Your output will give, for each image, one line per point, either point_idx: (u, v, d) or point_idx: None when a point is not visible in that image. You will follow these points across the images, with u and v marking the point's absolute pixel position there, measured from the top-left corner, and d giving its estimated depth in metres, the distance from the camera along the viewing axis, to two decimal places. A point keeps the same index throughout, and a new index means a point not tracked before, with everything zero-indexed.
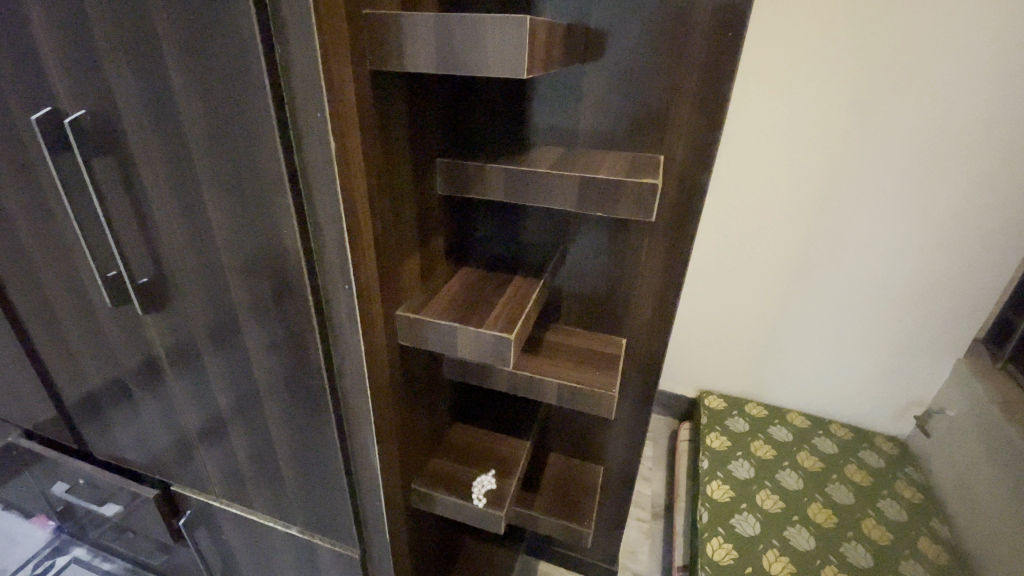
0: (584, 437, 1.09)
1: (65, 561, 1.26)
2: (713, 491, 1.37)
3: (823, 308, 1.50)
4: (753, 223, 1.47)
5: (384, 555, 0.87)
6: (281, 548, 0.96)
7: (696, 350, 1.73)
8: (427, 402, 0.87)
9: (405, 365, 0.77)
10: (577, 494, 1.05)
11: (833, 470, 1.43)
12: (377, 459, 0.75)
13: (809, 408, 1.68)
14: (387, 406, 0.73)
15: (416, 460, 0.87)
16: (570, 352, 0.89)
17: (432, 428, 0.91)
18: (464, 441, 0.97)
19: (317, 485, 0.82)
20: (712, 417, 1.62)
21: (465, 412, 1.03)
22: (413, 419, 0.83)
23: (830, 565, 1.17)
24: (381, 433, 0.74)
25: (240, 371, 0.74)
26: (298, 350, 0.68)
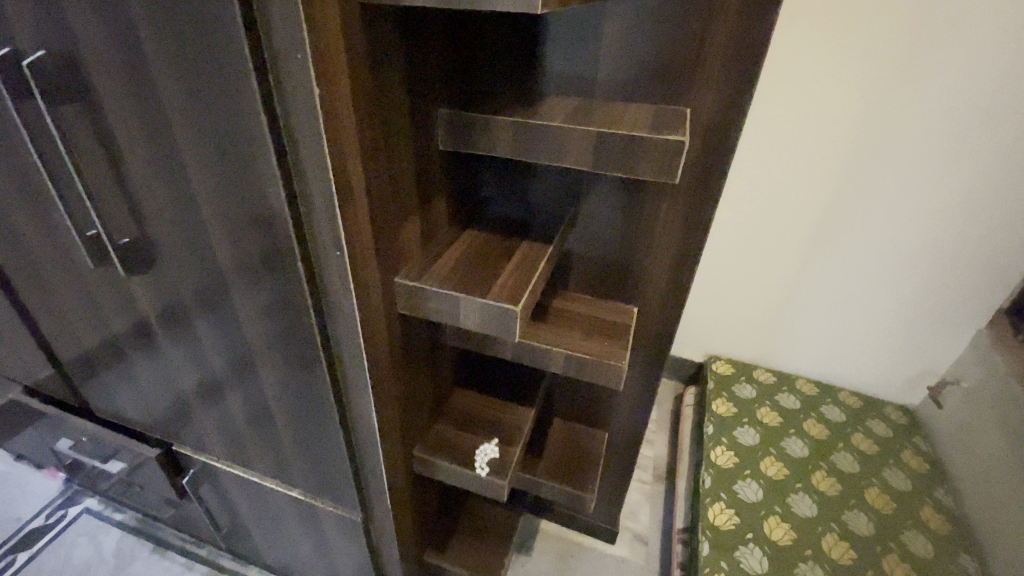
0: (588, 403, 1.06)
1: (76, 511, 1.29)
2: (717, 456, 1.35)
3: (839, 279, 1.45)
4: (771, 192, 1.39)
5: (386, 518, 0.86)
6: (284, 508, 0.96)
7: (708, 314, 1.69)
8: (428, 369, 0.84)
9: (405, 332, 0.73)
10: (580, 460, 1.04)
11: (840, 439, 1.41)
12: (377, 426, 0.73)
13: (820, 375, 1.65)
14: (385, 375, 0.70)
15: (417, 427, 0.85)
16: (578, 320, 0.85)
17: (433, 395, 0.89)
18: (465, 407, 0.95)
19: (317, 451, 0.80)
20: (719, 382, 1.60)
21: (468, 376, 0.99)
22: (413, 387, 0.80)
23: (831, 533, 1.17)
24: (380, 401, 0.71)
25: (234, 336, 0.71)
26: (292, 315, 0.64)
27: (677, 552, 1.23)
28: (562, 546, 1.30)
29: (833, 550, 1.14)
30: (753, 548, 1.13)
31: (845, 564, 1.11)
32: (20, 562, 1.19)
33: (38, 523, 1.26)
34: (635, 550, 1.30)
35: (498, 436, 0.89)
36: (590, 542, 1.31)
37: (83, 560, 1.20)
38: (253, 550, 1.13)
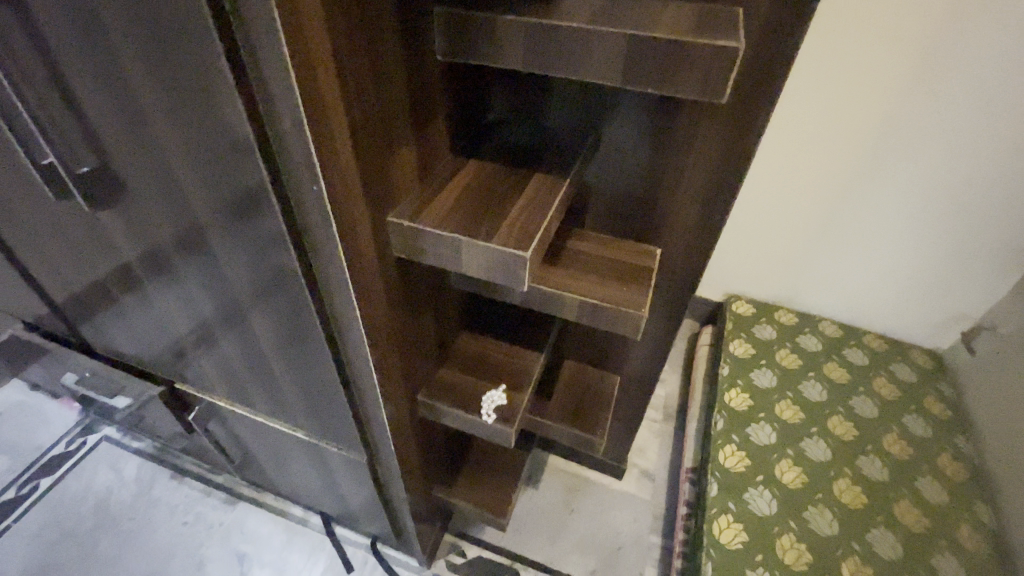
0: (603, 346, 1.00)
1: (95, 439, 1.33)
2: (731, 398, 1.32)
3: (879, 219, 1.33)
4: (814, 121, 1.24)
5: (391, 460, 0.85)
6: (290, 445, 0.95)
7: (735, 253, 1.58)
8: (431, 313, 0.78)
9: (403, 275, 0.66)
10: (592, 404, 1.00)
11: (860, 384, 1.37)
12: (374, 374, 0.69)
13: (847, 318, 1.57)
14: (381, 322, 0.64)
15: (420, 372, 0.81)
16: (594, 262, 0.77)
17: (438, 339, 0.83)
18: (472, 350, 0.90)
19: (316, 395, 0.77)
20: (737, 323, 1.53)
21: (476, 318, 0.93)
22: (415, 333, 0.74)
23: (843, 477, 1.15)
24: (377, 349, 0.66)
25: (216, 278, 0.65)
26: (275, 256, 0.57)
27: (684, 490, 1.23)
28: (569, 480, 1.32)
29: (844, 494, 1.12)
30: (763, 491, 1.12)
31: (856, 508, 1.10)
32: (45, 486, 1.24)
33: (60, 450, 1.30)
34: (642, 486, 1.31)
35: (505, 382, 0.85)
36: (597, 478, 1.32)
37: (105, 485, 1.25)
38: (266, 480, 1.16)
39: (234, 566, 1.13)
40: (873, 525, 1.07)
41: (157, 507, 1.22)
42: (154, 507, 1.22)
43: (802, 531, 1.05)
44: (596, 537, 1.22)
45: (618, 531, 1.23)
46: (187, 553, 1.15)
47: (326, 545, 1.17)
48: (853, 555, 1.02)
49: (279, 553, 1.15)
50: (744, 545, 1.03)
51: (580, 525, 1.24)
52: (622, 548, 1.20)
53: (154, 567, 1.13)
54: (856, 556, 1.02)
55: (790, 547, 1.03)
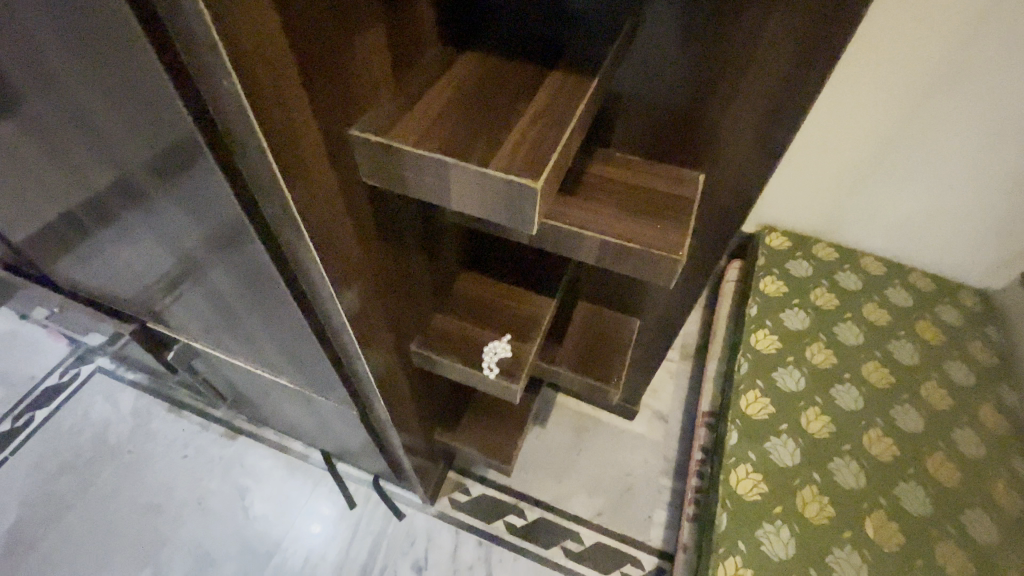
0: (623, 288, 0.87)
1: (89, 370, 1.30)
2: (758, 340, 1.21)
3: (938, 148, 1.18)
4: (915, 12, 1.01)
5: (382, 412, 0.77)
6: (277, 389, 0.88)
7: (789, 181, 1.37)
8: (420, 252, 0.65)
9: (378, 206, 0.53)
10: (608, 353, 0.88)
11: (901, 326, 1.25)
12: (348, 326, 0.58)
13: (903, 255, 1.41)
14: (349, 265, 0.52)
15: (413, 320, 0.70)
16: (621, 191, 0.63)
17: (432, 282, 0.71)
18: (471, 293, 0.78)
19: (291, 347, 0.67)
20: (770, 257, 1.39)
21: (476, 255, 0.80)
22: (399, 276, 0.62)
23: (874, 428, 1.07)
24: (349, 298, 0.55)
25: (140, 216, 0.52)
26: (195, 190, 0.43)
27: (699, 435, 1.17)
28: (578, 420, 1.26)
29: (873, 446, 1.05)
30: (787, 441, 1.05)
31: (885, 461, 1.03)
32: (41, 418, 1.23)
33: (54, 381, 1.27)
34: (654, 428, 1.25)
35: (508, 330, 0.74)
36: (607, 418, 1.26)
37: (102, 418, 1.23)
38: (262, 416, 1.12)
39: (235, 499, 1.12)
40: (901, 479, 1.00)
41: (155, 440, 1.21)
42: (153, 440, 1.21)
43: (825, 484, 0.99)
44: (605, 478, 1.18)
45: (628, 472, 1.19)
46: (188, 486, 1.14)
47: (327, 480, 1.15)
48: (878, 509, 0.96)
49: (280, 488, 1.14)
50: (763, 496, 0.97)
51: (588, 466, 1.19)
52: (632, 488, 1.16)
53: (156, 500, 1.13)
54: (881, 510, 0.96)
55: (811, 500, 0.97)
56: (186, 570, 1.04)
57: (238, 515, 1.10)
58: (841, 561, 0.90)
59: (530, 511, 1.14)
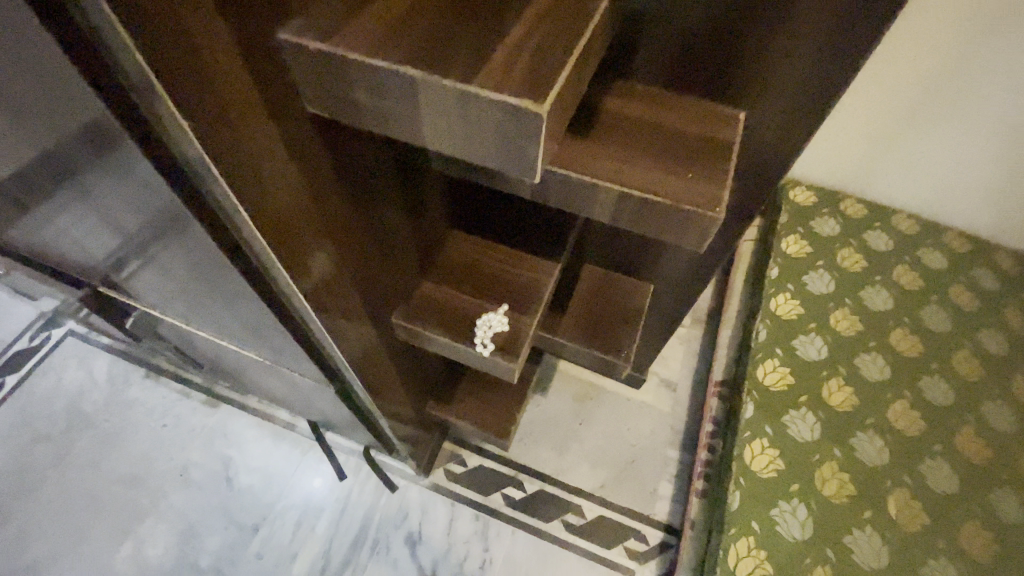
0: (637, 249, 0.75)
1: (60, 334, 1.21)
2: (778, 305, 1.12)
3: (1006, 98, 1.06)
4: None
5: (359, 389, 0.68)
6: (250, 361, 0.80)
7: (845, 133, 1.23)
8: (396, 207, 0.54)
9: (333, 149, 0.41)
10: (619, 323, 0.78)
11: (933, 290, 1.15)
12: (302, 298, 0.47)
13: (967, 218, 1.28)
14: (294, 224, 0.41)
15: (390, 287, 0.60)
16: (644, 133, 0.51)
17: (413, 243, 0.60)
18: (462, 256, 0.67)
19: (248, 320, 0.57)
20: (793, 215, 1.27)
21: (464, 209, 0.69)
22: (369, 237, 0.51)
23: (900, 400, 0.99)
24: (298, 264, 0.44)
25: (20, 162, 0.40)
26: (63, 121, 0.31)
27: (710, 406, 1.10)
28: (582, 389, 1.18)
29: (899, 420, 0.97)
30: (806, 414, 0.97)
31: (911, 436, 0.95)
32: (12, 384, 1.16)
33: (23, 345, 1.19)
34: (661, 397, 1.18)
35: (501, 299, 0.64)
36: (612, 387, 1.19)
37: (76, 384, 1.16)
38: (243, 385, 1.04)
39: (219, 471, 1.07)
40: (928, 454, 0.93)
41: (133, 408, 1.14)
42: (131, 409, 1.14)
43: (846, 460, 0.92)
44: (609, 450, 1.12)
45: (633, 443, 1.12)
46: (168, 457, 1.08)
47: (315, 451, 1.08)
48: (902, 487, 0.90)
49: (265, 459, 1.08)
50: (778, 472, 0.91)
51: (591, 437, 1.13)
52: (637, 460, 1.10)
53: (136, 471, 1.07)
54: (905, 488, 0.90)
55: (831, 477, 0.90)
56: (170, 543, 1.00)
57: (222, 487, 1.05)
58: (859, 542, 0.84)
59: (529, 484, 1.09)
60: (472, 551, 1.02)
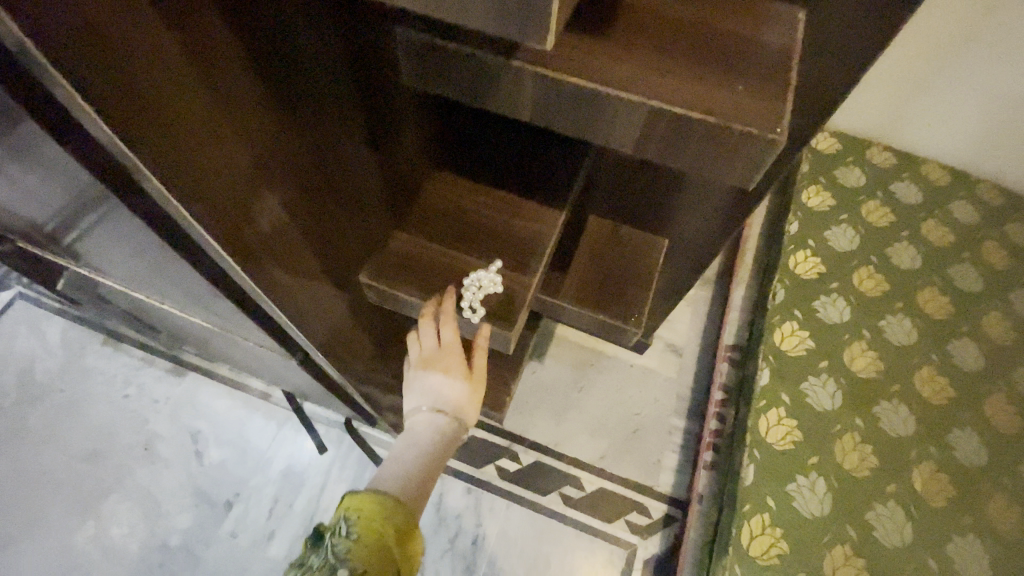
0: (652, 197, 0.65)
1: (7, 296, 1.09)
2: (797, 263, 1.03)
3: None
4: None
5: (317, 355, 0.59)
6: (203, 327, 0.69)
7: (905, 69, 1.08)
8: (341, 127, 0.42)
9: (236, 28, 0.30)
10: (630, 282, 0.66)
11: (966, 247, 1.05)
12: (210, 239, 0.37)
13: None
14: (179, 133, 0.30)
15: (344, 227, 0.50)
16: (678, 34, 0.39)
17: (365, 175, 0.49)
18: (442, 198, 0.56)
19: (178, 276, 0.47)
20: (816, 163, 1.15)
21: (445, 143, 0.57)
22: (302, 162, 0.40)
23: (928, 366, 0.91)
24: (195, 191, 0.33)
25: None
26: None
27: (721, 372, 1.03)
28: (582, 354, 1.10)
29: (926, 388, 0.89)
30: (827, 382, 0.89)
31: (938, 405, 0.88)
32: None
33: None
34: (666, 362, 1.10)
35: (488, 255, 0.53)
36: (614, 352, 1.10)
37: (28, 351, 1.06)
38: (207, 352, 0.93)
39: (187, 445, 0.98)
40: (956, 425, 0.86)
41: (91, 377, 1.04)
42: (89, 378, 1.04)
43: (869, 431, 0.85)
44: (610, 419, 1.04)
45: (637, 411, 1.05)
46: (131, 429, 1.00)
47: (291, 422, 1.00)
48: (928, 460, 0.83)
49: (237, 431, 0.99)
50: (796, 445, 0.84)
51: (592, 405, 1.05)
52: (640, 430, 1.03)
53: (97, 444, 0.98)
54: (931, 461, 0.83)
55: (852, 450, 0.83)
56: (136, 522, 0.92)
57: (192, 462, 0.97)
58: (882, 519, 0.78)
59: (524, 456, 1.02)
60: (464, 526, 0.96)
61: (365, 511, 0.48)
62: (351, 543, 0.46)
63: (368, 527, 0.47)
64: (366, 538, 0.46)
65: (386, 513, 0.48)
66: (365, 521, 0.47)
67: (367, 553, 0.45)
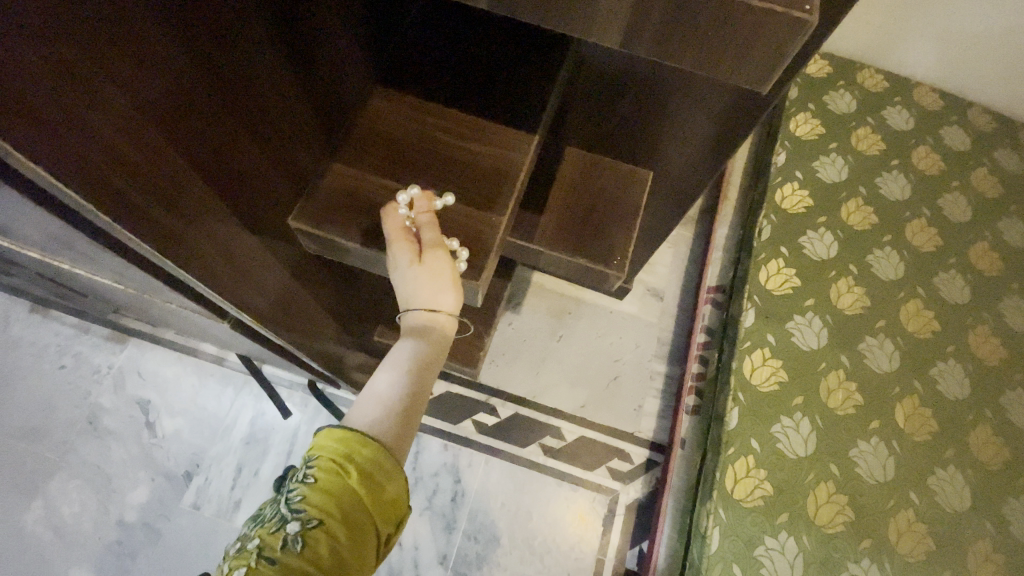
0: (635, 119, 0.58)
1: None
2: (784, 198, 0.97)
3: None
4: None
5: (251, 321, 0.51)
6: (121, 292, 0.60)
7: None
8: (244, 54, 0.35)
9: None
10: (612, 221, 0.58)
11: (956, 175, 1.00)
12: (109, 220, 0.31)
13: None
14: (34, 95, 0.24)
15: (259, 161, 0.41)
16: None
17: (278, 101, 0.41)
18: (381, 121, 0.46)
19: (45, 225, 0.37)
20: (804, 87, 1.07)
21: (379, 54, 0.48)
22: (205, 106, 0.34)
23: (914, 300, 0.89)
24: (85, 170, 0.28)
25: None
26: None
27: (703, 314, 1.00)
28: (559, 302, 1.04)
29: (911, 322, 0.87)
30: (812, 319, 0.86)
31: (923, 338, 0.86)
32: None
33: None
34: (647, 306, 1.05)
35: (437, 188, 0.45)
36: (593, 299, 1.05)
37: None
38: (143, 317, 0.84)
39: (136, 416, 0.91)
40: (940, 359, 0.85)
41: (20, 349, 0.94)
42: (16, 350, 0.94)
43: (854, 368, 0.83)
44: (589, 367, 1.00)
45: (617, 358, 1.01)
46: (71, 403, 0.91)
47: (250, 387, 0.93)
48: (911, 394, 0.82)
49: (190, 400, 0.92)
50: (781, 385, 0.81)
51: (570, 354, 1.01)
52: (621, 376, 1.00)
53: (34, 422, 0.90)
54: (914, 396, 0.82)
55: (837, 388, 0.81)
56: (87, 500, 0.86)
57: (143, 434, 0.90)
58: (865, 455, 0.77)
59: (502, 409, 0.98)
60: (442, 484, 0.93)
61: (328, 444, 0.39)
62: (306, 491, 0.37)
63: (329, 467, 0.37)
64: (326, 481, 0.37)
65: (355, 445, 0.38)
66: (327, 458, 0.38)
67: (326, 501, 0.36)
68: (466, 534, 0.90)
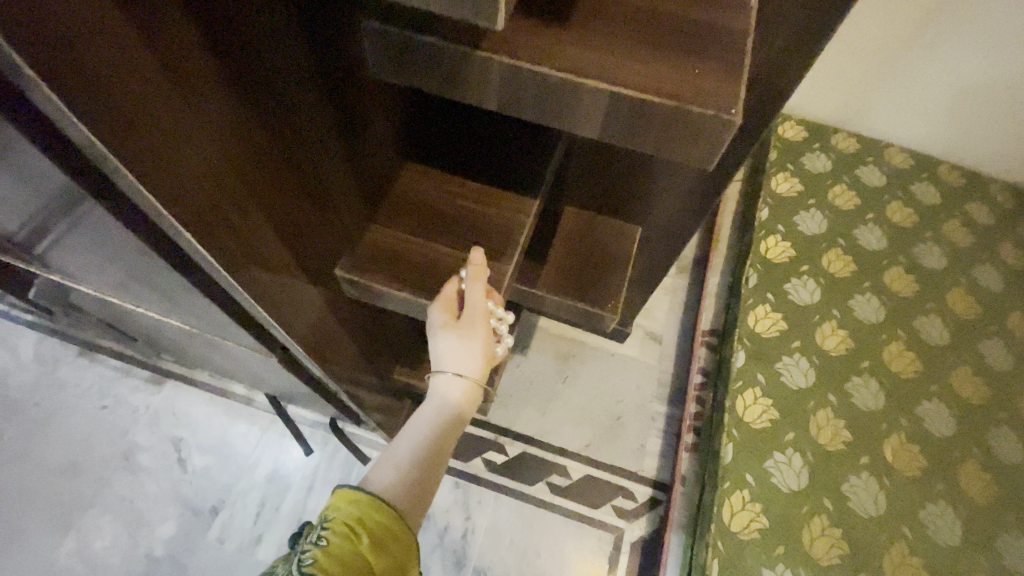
0: (623, 185, 0.67)
1: None
2: (768, 248, 1.05)
3: None
4: None
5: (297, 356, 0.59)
6: (177, 334, 0.69)
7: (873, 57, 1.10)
8: (327, 156, 0.46)
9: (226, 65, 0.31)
10: (605, 270, 0.67)
11: (928, 226, 1.08)
12: (219, 268, 0.39)
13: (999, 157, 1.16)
14: (205, 197, 0.34)
15: (325, 231, 0.51)
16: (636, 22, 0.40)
17: (346, 186, 0.51)
18: (420, 195, 0.56)
19: (146, 276, 0.47)
20: (783, 150, 1.18)
21: (418, 141, 0.59)
22: (298, 194, 0.44)
23: (896, 342, 0.95)
24: (224, 245, 0.38)
25: None
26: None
27: (699, 356, 1.06)
28: (564, 346, 1.11)
29: (894, 362, 0.93)
30: (800, 360, 0.92)
31: (906, 378, 0.91)
32: None
33: None
34: (647, 349, 1.12)
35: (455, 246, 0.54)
36: (595, 343, 1.12)
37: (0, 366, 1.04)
38: (184, 359, 0.93)
39: (170, 453, 0.97)
40: (925, 398, 0.90)
41: (65, 390, 1.02)
42: (62, 390, 1.02)
43: (842, 407, 0.88)
44: (594, 408, 1.06)
45: (620, 399, 1.06)
46: (109, 441, 0.98)
47: (275, 427, 1.00)
48: (898, 431, 0.86)
49: (220, 437, 0.99)
50: (773, 423, 0.86)
51: (574, 396, 1.06)
52: (623, 417, 1.05)
53: (74, 458, 0.96)
54: (902, 433, 0.86)
55: (826, 425, 0.86)
56: (119, 534, 0.91)
57: (175, 470, 0.96)
58: (857, 489, 0.81)
59: (511, 448, 1.03)
60: (453, 522, 0.96)
61: (342, 509, 0.45)
62: (319, 553, 0.42)
63: (342, 530, 0.43)
64: (337, 543, 0.42)
65: (365, 512, 0.45)
66: (341, 522, 0.44)
67: (335, 562, 0.41)
68: (476, 570, 0.93)
